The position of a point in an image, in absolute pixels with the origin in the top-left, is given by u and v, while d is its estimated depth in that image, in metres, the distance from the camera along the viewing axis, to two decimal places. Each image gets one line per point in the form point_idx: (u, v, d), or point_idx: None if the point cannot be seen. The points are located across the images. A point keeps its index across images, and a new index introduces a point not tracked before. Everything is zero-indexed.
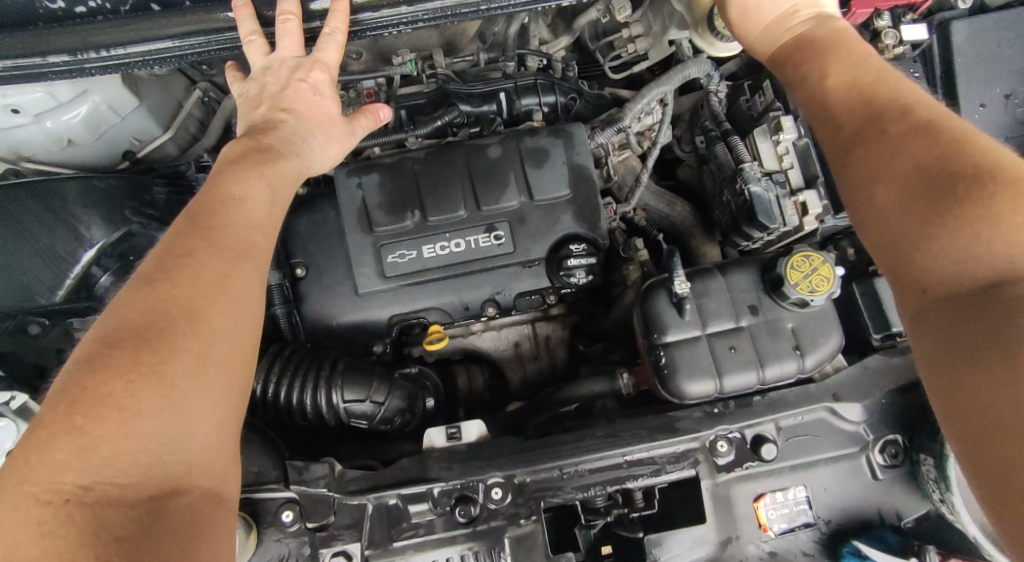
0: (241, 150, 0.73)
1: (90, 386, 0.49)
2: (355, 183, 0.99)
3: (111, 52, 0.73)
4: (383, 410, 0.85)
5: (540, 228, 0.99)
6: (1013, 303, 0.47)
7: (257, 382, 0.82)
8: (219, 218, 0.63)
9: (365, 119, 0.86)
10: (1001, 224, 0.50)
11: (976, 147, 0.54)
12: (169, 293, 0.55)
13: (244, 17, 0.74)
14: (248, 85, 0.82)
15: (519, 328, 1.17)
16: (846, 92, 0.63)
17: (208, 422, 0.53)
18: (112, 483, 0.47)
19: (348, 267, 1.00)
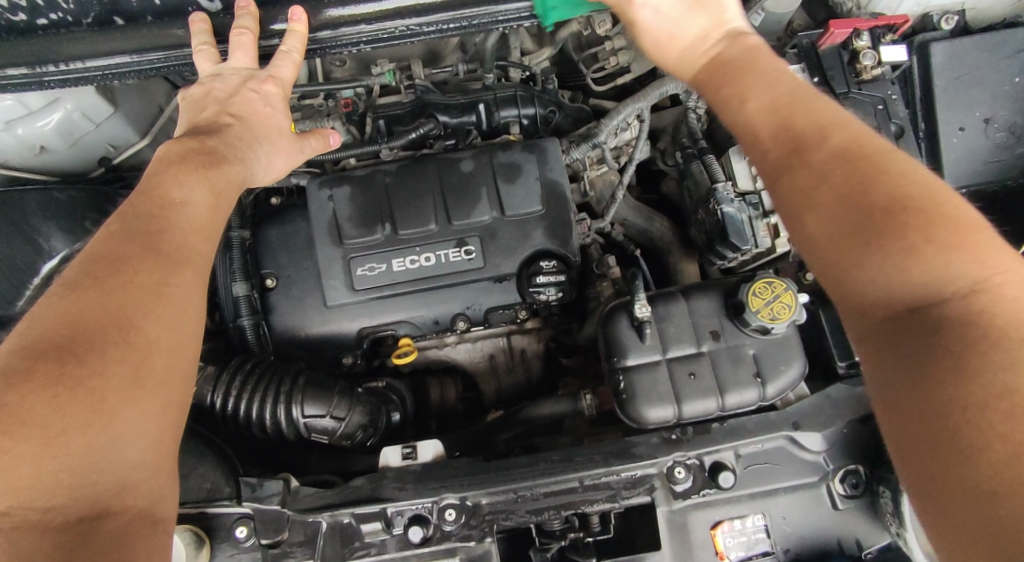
0: (181, 151, 0.71)
1: (10, 403, 0.49)
2: (326, 196, 0.99)
3: (71, 66, 0.73)
4: (344, 426, 0.84)
5: (510, 243, 0.99)
6: (941, 328, 0.45)
7: (217, 395, 0.81)
8: (158, 223, 0.63)
9: (320, 142, 0.87)
10: (918, 253, 0.47)
11: (893, 168, 0.50)
12: (99, 303, 0.55)
13: (198, 30, 0.75)
14: (194, 88, 0.79)
15: (495, 341, 1.17)
16: (763, 113, 0.59)
17: (144, 437, 0.53)
18: (33, 507, 0.48)
19: (317, 279, 0.99)
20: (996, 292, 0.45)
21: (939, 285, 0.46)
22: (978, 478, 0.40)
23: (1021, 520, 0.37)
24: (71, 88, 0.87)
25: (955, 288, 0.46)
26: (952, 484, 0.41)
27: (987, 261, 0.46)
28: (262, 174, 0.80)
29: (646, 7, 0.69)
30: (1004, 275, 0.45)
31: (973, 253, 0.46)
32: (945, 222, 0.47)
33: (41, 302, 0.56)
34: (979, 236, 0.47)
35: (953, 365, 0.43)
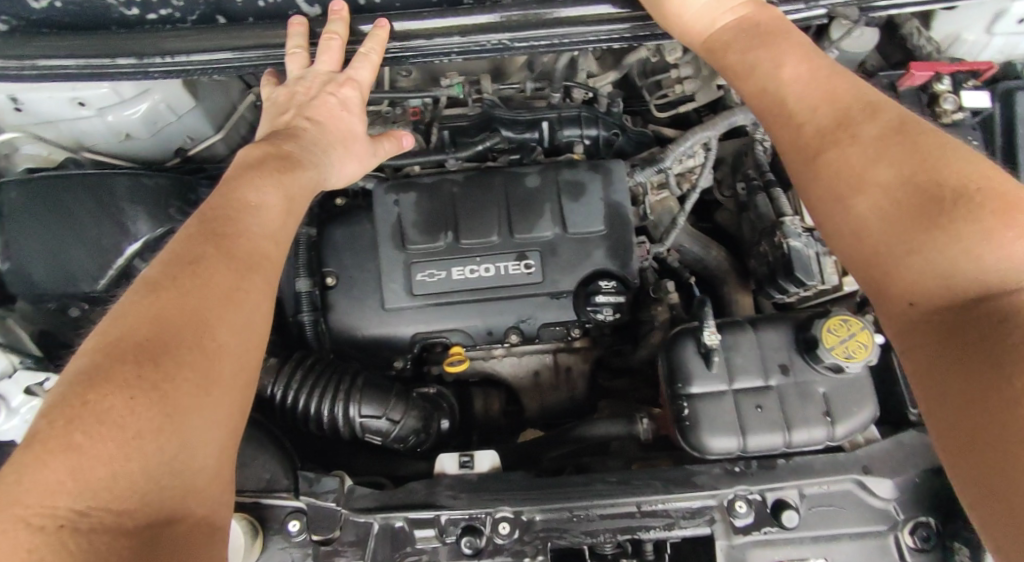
0: (260, 155, 0.75)
1: (90, 400, 0.50)
2: (392, 201, 1.00)
3: (176, 59, 0.76)
4: (398, 428, 0.84)
5: (571, 261, 0.99)
6: (1012, 312, 0.47)
7: (277, 387, 0.82)
8: (232, 229, 0.65)
9: (393, 147, 0.88)
10: (991, 235, 0.50)
11: (957, 156, 0.55)
12: (176, 305, 0.57)
13: (295, 32, 0.77)
14: (278, 91, 0.83)
15: (541, 357, 1.18)
16: (802, 88, 0.64)
17: (206, 443, 0.54)
18: (108, 509, 0.48)
19: (377, 282, 1.01)
20: None
21: (1011, 271, 0.49)
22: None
23: None
24: (163, 80, 0.90)
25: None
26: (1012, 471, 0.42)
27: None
28: (335, 178, 0.83)
29: None
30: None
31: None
32: (1012, 209, 0.51)
33: (115, 304, 0.58)
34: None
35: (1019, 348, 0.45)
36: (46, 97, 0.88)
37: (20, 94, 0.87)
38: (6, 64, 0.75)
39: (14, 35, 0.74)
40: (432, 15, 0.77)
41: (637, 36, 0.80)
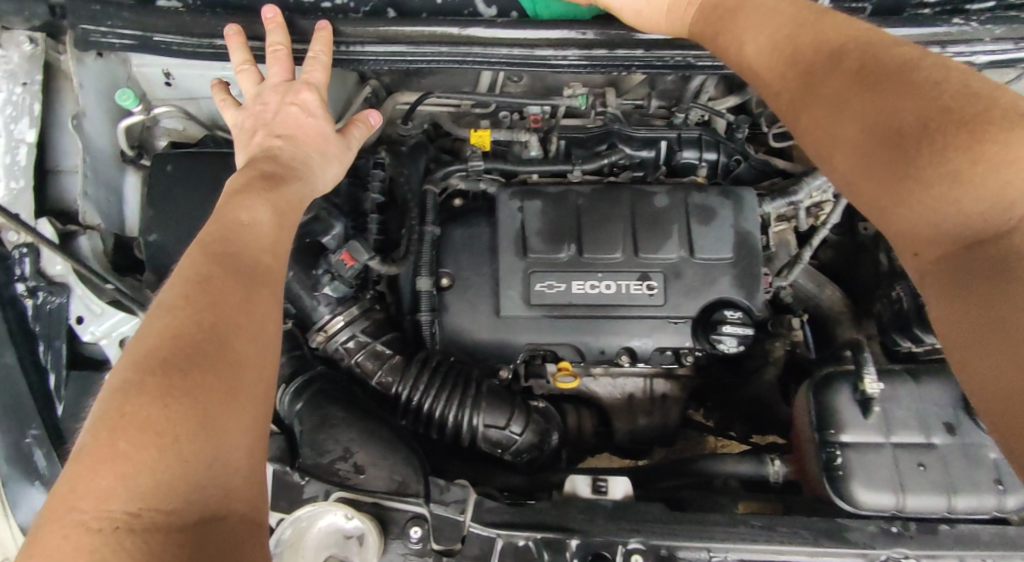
0: (245, 180, 0.72)
1: (127, 410, 0.51)
2: (516, 207, 0.98)
3: (349, 48, 0.81)
4: (518, 442, 0.83)
5: (694, 286, 0.96)
6: (1011, 254, 0.45)
7: (404, 387, 0.80)
8: (236, 246, 0.66)
9: (360, 130, 0.86)
10: (965, 177, 0.48)
11: (923, 86, 0.53)
12: (195, 319, 0.58)
13: (236, 46, 0.76)
14: (240, 119, 0.80)
15: (637, 380, 1.15)
16: (770, 55, 0.65)
17: (236, 446, 0.55)
18: (159, 509, 0.48)
19: (492, 289, 0.98)
20: None
21: (997, 212, 0.47)
22: None
23: None
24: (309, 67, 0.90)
25: (1014, 210, 0.46)
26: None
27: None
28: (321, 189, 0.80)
29: None
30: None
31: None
32: (985, 136, 0.48)
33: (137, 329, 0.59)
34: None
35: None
36: (195, 73, 0.89)
37: (173, 69, 0.88)
38: (185, 40, 0.76)
39: (199, 12, 0.76)
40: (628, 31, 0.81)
41: (624, 69, 0.83)
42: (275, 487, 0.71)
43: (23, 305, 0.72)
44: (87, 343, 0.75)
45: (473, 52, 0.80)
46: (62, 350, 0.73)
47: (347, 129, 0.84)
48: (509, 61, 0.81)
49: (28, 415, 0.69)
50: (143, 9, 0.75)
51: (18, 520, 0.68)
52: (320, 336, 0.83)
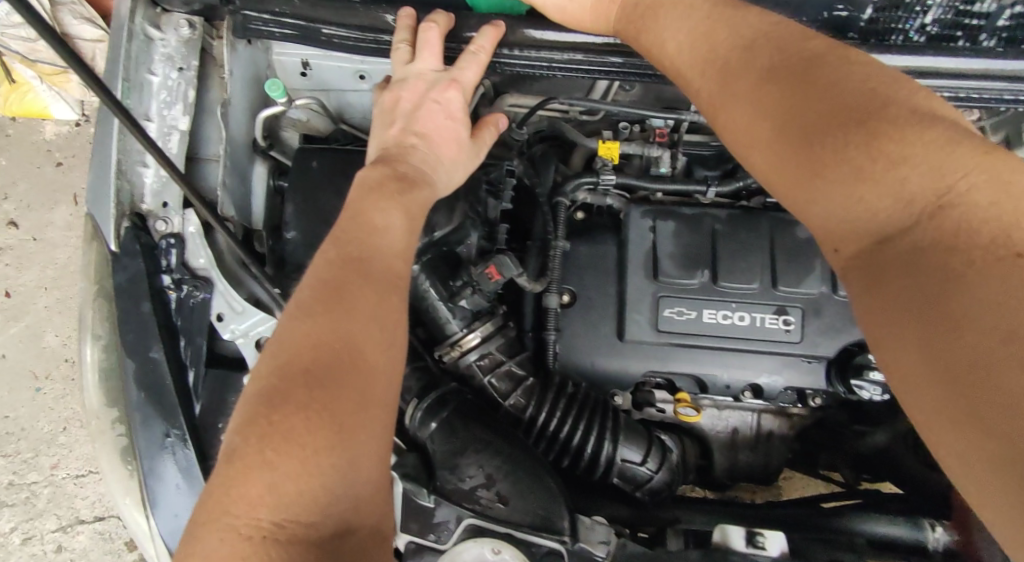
0: (377, 177, 0.67)
1: (271, 418, 0.51)
2: (648, 226, 0.94)
3: (523, 52, 0.76)
4: (653, 480, 0.79)
5: (836, 325, 0.91)
6: (919, 254, 0.46)
7: (542, 411, 0.78)
8: (369, 251, 0.62)
9: (490, 135, 0.78)
10: (868, 173, 0.49)
11: (827, 84, 0.53)
12: (329, 326, 0.56)
13: (403, 25, 0.73)
14: (381, 98, 0.75)
15: (743, 415, 1.09)
16: (690, 52, 0.63)
17: (370, 458, 0.54)
18: (299, 522, 0.49)
19: (617, 311, 0.94)
20: (966, 201, 0.45)
21: (900, 208, 0.47)
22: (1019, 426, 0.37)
23: None
24: None
25: (919, 207, 0.47)
26: (980, 447, 0.39)
27: (937, 170, 0.47)
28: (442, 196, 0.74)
29: None
30: (968, 179, 0.46)
31: (924, 164, 0.47)
32: (884, 132, 0.49)
33: (277, 326, 0.58)
34: (927, 140, 0.48)
35: (956, 301, 0.42)
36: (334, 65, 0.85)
37: (314, 59, 0.85)
38: (348, 33, 0.73)
39: (369, 6, 0.73)
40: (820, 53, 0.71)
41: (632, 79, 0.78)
42: (404, 511, 0.69)
43: (168, 298, 0.70)
44: (226, 341, 0.72)
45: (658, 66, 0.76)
46: (203, 347, 0.70)
47: (477, 133, 0.77)
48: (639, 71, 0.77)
49: (173, 413, 0.67)
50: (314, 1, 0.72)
51: (157, 524, 0.66)
52: (450, 352, 0.80)
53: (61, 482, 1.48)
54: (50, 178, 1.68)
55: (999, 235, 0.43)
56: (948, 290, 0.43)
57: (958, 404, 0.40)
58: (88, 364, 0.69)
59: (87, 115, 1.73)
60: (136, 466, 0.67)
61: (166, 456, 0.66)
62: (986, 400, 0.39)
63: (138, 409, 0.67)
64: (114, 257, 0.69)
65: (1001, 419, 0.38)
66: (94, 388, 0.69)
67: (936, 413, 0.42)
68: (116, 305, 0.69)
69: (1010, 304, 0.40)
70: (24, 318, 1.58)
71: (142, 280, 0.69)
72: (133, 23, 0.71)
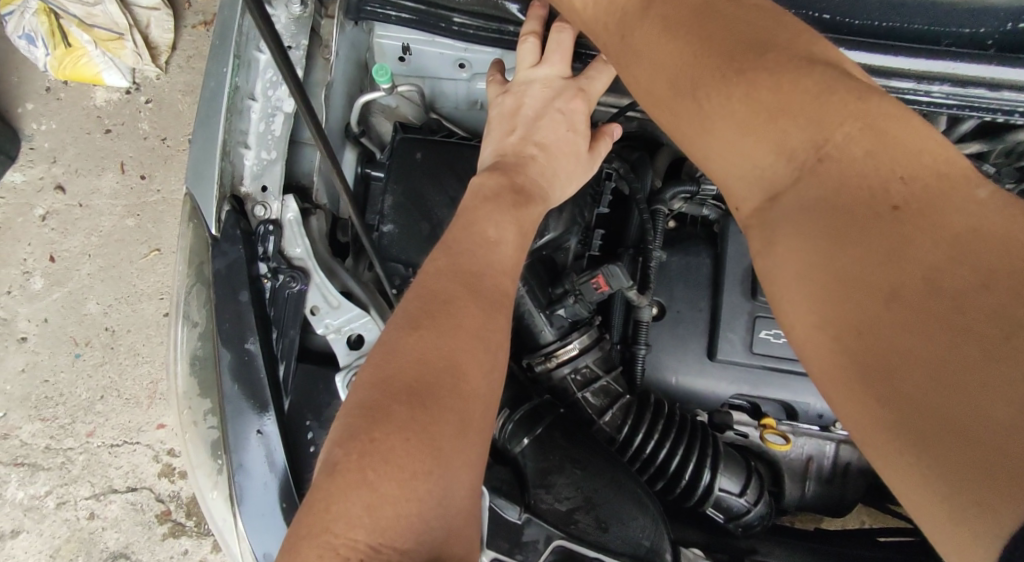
0: (494, 186, 0.64)
1: (372, 438, 0.48)
2: (748, 242, 0.89)
3: None
4: (750, 514, 0.74)
5: None
6: (806, 210, 0.43)
7: (639, 433, 0.72)
8: (478, 263, 0.58)
9: (605, 146, 0.73)
10: (754, 129, 0.45)
11: (710, 32, 0.48)
12: (435, 343, 0.52)
13: (534, 16, 0.67)
14: (501, 99, 0.71)
15: (820, 444, 1.03)
16: (595, 7, 0.59)
17: (465, 484, 0.51)
18: (395, 548, 0.45)
19: (708, 328, 0.89)
20: (845, 151, 0.41)
21: (784, 165, 0.44)
22: (912, 386, 0.35)
23: (951, 410, 0.33)
24: None
25: (809, 158, 0.43)
26: (872, 411, 0.37)
27: (819, 121, 0.42)
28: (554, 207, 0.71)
29: None
30: (845, 129, 0.41)
31: (803, 115, 0.43)
32: (757, 80, 0.44)
33: (382, 336, 0.55)
34: (803, 88, 0.43)
35: (848, 261, 0.39)
36: (435, 52, 0.81)
37: (413, 44, 0.81)
38: (464, 20, 0.71)
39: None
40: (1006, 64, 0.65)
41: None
42: (491, 525, 0.64)
43: (263, 287, 0.66)
44: (318, 335, 0.68)
45: None
46: (295, 339, 0.66)
47: (593, 144, 0.72)
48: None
49: (266, 405, 0.63)
50: None
51: (244, 522, 0.62)
52: (543, 363, 0.75)
53: (96, 450, 1.46)
54: (98, 146, 1.64)
55: (877, 182, 0.40)
56: (837, 248, 0.40)
57: (855, 369, 0.38)
58: (181, 349, 0.67)
59: (138, 84, 1.66)
60: (226, 461, 0.63)
61: (256, 453, 0.62)
62: (879, 362, 0.36)
63: (230, 402, 0.63)
64: (214, 242, 0.66)
65: (892, 382, 0.36)
66: (187, 375, 0.66)
67: (832, 378, 0.40)
68: (212, 291, 0.65)
69: (893, 258, 0.38)
70: (68, 283, 1.56)
71: (239, 271, 0.65)
72: None
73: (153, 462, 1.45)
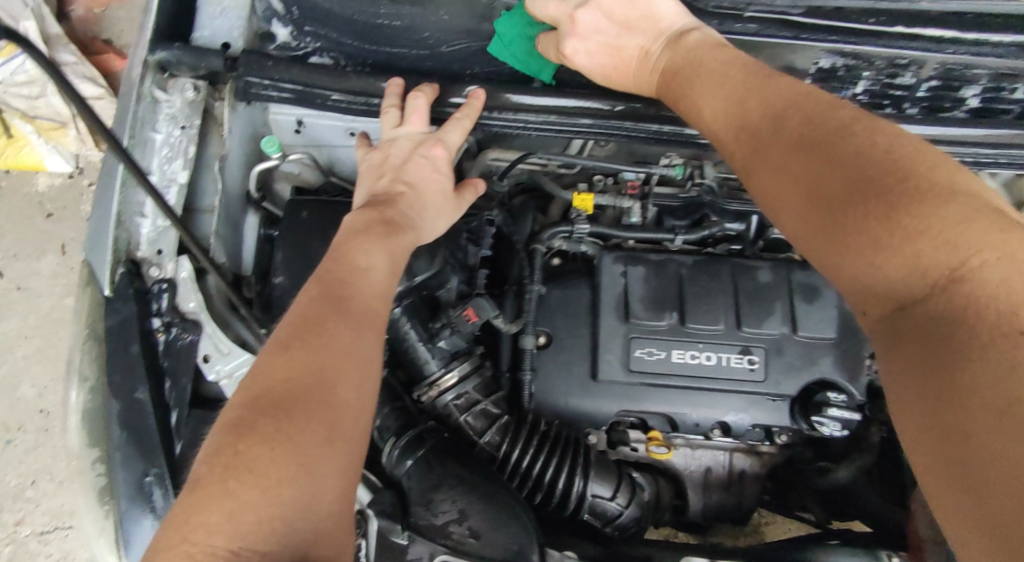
0: (364, 221, 0.73)
1: (239, 450, 0.54)
2: (619, 271, 1.00)
3: (500, 115, 0.81)
4: (623, 516, 0.81)
5: (796, 363, 0.96)
6: (931, 321, 0.46)
7: (516, 448, 0.80)
8: (349, 292, 0.66)
9: (471, 194, 0.84)
10: (883, 245, 0.48)
11: (847, 153, 0.53)
12: (304, 362, 0.60)
13: (392, 93, 0.80)
14: (370, 155, 0.82)
15: (715, 454, 1.12)
16: (724, 119, 0.64)
17: (330, 490, 0.56)
18: (255, 551, 0.51)
19: (589, 351, 0.98)
20: (978, 277, 0.45)
21: (914, 279, 0.47)
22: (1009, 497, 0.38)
23: None
24: None
25: (931, 280, 0.47)
26: (970, 511, 0.41)
27: (952, 243, 0.46)
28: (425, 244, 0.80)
29: (577, 53, 0.73)
30: (980, 255, 0.45)
31: (941, 238, 0.46)
32: (901, 204, 0.48)
33: (256, 361, 0.62)
34: (946, 216, 0.47)
35: (954, 366, 0.43)
36: (326, 124, 0.91)
37: (306, 118, 0.90)
38: (342, 96, 0.81)
39: (363, 74, 0.81)
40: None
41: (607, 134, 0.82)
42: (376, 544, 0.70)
43: (156, 340, 0.73)
44: (210, 384, 0.73)
45: (628, 129, 0.81)
46: (187, 387, 0.71)
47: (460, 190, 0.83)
48: (658, 136, 0.82)
49: (153, 453, 0.68)
50: (307, 68, 0.81)
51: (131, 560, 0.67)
52: (428, 392, 0.83)
53: (24, 539, 1.45)
54: (39, 229, 1.70)
55: (1006, 310, 0.43)
56: (952, 361, 0.44)
57: (952, 463, 0.43)
58: (76, 405, 0.73)
59: (81, 168, 1.74)
60: (113, 506, 0.68)
61: (142, 496, 0.67)
62: (975, 462, 0.41)
63: (119, 449, 0.69)
64: (108, 301, 0.73)
65: (989, 491, 0.40)
66: (80, 428, 0.72)
67: (935, 470, 0.44)
68: (105, 347, 0.72)
69: (1011, 380, 0.40)
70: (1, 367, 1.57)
71: (131, 324, 0.72)
72: (142, 86, 0.80)
73: (84, 547, 1.43)
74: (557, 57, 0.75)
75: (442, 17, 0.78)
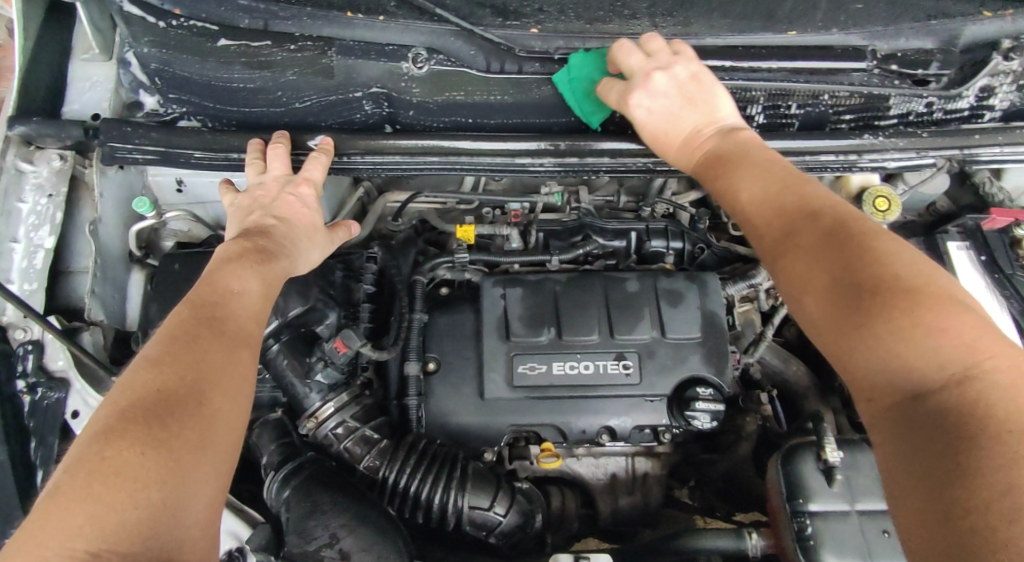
0: (238, 250, 0.74)
1: (106, 456, 0.52)
2: (499, 293, 1.06)
3: (353, 159, 0.88)
4: (503, 524, 0.86)
5: (666, 364, 1.03)
6: (940, 411, 0.47)
7: (394, 471, 0.84)
8: (221, 311, 0.67)
9: (343, 234, 0.90)
10: (908, 335, 0.50)
11: (884, 256, 0.55)
12: (176, 373, 0.59)
13: (253, 150, 0.85)
14: (238, 198, 0.84)
15: (618, 459, 1.15)
16: (757, 202, 0.65)
17: (202, 498, 0.55)
18: (117, 552, 0.48)
19: (475, 372, 1.03)
20: (988, 380, 0.47)
21: (930, 371, 0.49)
22: None
23: None
24: None
25: (946, 375, 0.48)
26: None
27: (969, 347, 0.49)
28: (301, 273, 0.82)
29: (640, 107, 0.75)
30: (991, 361, 0.48)
31: (958, 339, 0.49)
32: (928, 309, 0.51)
33: (121, 379, 0.60)
34: (966, 326, 0.50)
35: (960, 451, 0.44)
36: (206, 181, 0.95)
37: (185, 177, 0.94)
38: (203, 154, 0.86)
39: (223, 133, 0.87)
40: (592, 141, 0.88)
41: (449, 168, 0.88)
42: None
43: (22, 401, 0.76)
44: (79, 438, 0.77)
45: (472, 163, 0.88)
46: (54, 445, 0.75)
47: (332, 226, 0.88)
48: (493, 169, 0.89)
49: (12, 515, 0.71)
50: (169, 131, 0.86)
51: None
52: (309, 423, 0.87)
53: None
54: None
55: (1013, 410, 0.45)
56: (961, 446, 0.44)
57: (951, 540, 0.42)
58: None
59: None
60: None
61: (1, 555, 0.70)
62: (980, 541, 0.40)
63: None
64: None
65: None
66: None
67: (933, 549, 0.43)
68: None
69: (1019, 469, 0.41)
70: None
71: None
72: (5, 160, 0.85)
73: None
74: (619, 101, 0.77)
75: (290, 77, 0.83)
